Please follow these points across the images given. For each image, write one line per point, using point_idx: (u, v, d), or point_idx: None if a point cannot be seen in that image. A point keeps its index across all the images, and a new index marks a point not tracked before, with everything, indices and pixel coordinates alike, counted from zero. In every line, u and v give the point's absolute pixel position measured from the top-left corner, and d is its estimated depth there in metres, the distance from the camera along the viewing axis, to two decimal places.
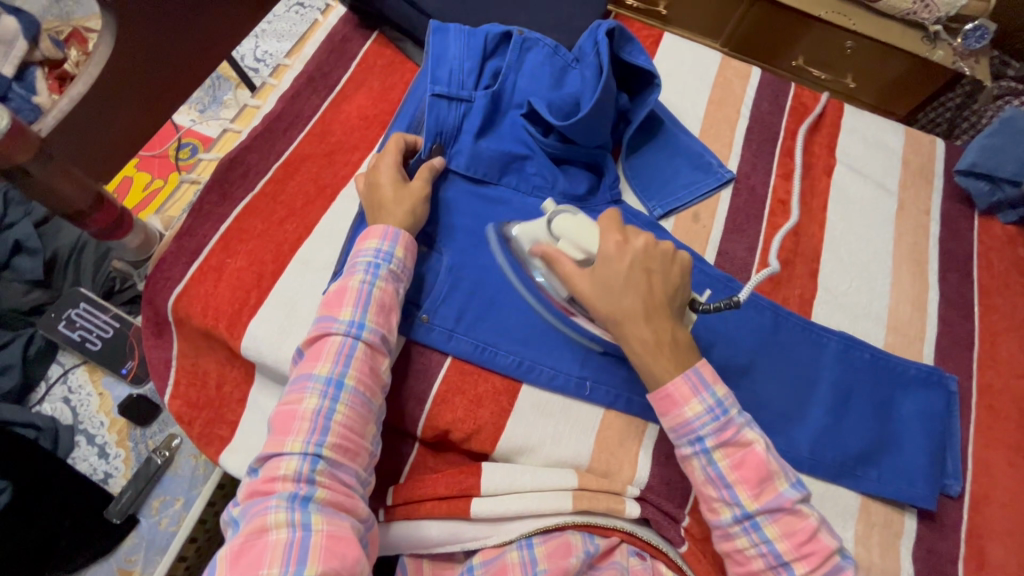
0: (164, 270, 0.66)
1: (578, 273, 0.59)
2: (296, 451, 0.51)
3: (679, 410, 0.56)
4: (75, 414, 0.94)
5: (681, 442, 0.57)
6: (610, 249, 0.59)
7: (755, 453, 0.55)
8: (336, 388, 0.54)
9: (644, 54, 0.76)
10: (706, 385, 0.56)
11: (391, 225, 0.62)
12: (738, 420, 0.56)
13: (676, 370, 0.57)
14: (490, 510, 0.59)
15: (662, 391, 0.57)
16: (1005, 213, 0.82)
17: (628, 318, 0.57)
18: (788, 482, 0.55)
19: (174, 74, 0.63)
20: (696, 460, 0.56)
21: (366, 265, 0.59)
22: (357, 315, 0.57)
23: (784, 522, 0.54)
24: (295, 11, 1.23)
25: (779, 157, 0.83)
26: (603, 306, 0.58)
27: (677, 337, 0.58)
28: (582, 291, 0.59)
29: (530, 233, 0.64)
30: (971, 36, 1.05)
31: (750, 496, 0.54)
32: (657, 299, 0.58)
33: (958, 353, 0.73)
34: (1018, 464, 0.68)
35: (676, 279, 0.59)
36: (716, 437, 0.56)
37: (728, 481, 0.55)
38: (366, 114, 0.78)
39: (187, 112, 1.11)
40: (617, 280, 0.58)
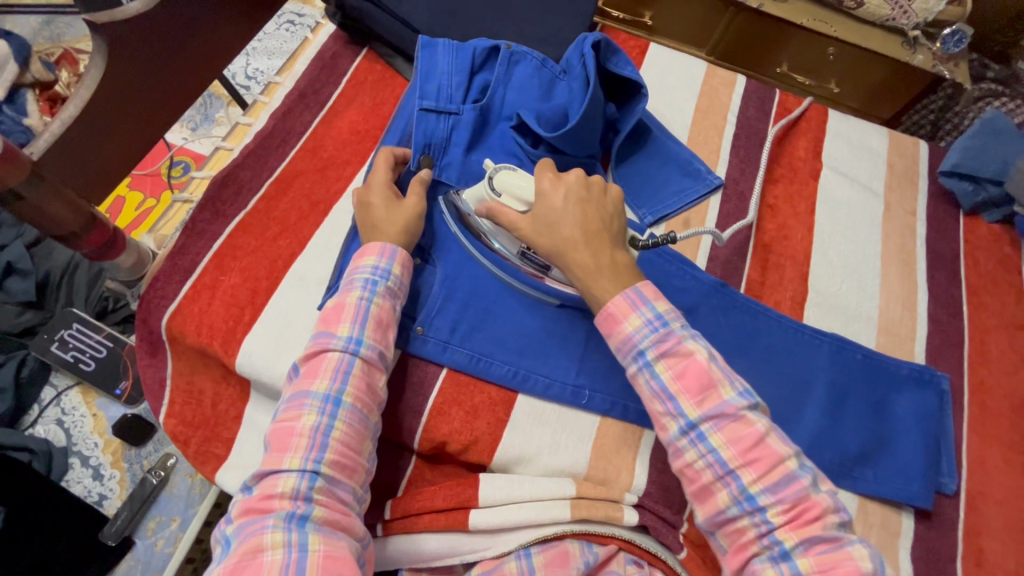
0: (158, 289, 0.66)
1: (521, 220, 0.62)
2: (295, 468, 0.51)
3: (620, 326, 0.56)
4: (69, 435, 0.93)
5: (626, 361, 0.56)
6: (546, 187, 0.62)
7: (696, 361, 0.54)
8: (334, 405, 0.54)
9: (630, 64, 0.77)
10: (646, 301, 0.56)
11: (388, 242, 0.62)
12: (680, 332, 0.55)
13: (616, 289, 0.57)
14: (488, 521, 0.59)
15: (604, 311, 0.57)
16: (990, 212, 0.83)
17: (567, 246, 0.59)
18: (733, 390, 0.53)
19: (165, 95, 0.64)
20: (641, 377, 0.55)
21: (363, 281, 0.59)
22: (355, 331, 0.58)
23: (729, 429, 0.52)
24: (286, 29, 1.24)
25: (767, 162, 0.84)
26: (546, 240, 0.60)
27: (617, 259, 0.59)
28: (523, 230, 0.61)
29: (473, 192, 0.65)
30: (949, 40, 1.09)
31: (692, 405, 0.53)
32: (593, 225, 0.60)
33: (949, 351, 0.74)
34: (1013, 460, 0.68)
35: (610, 208, 0.62)
36: (657, 349, 0.55)
37: (671, 393, 0.54)
38: (358, 129, 0.78)
39: (179, 130, 1.12)
40: (554, 214, 0.61)
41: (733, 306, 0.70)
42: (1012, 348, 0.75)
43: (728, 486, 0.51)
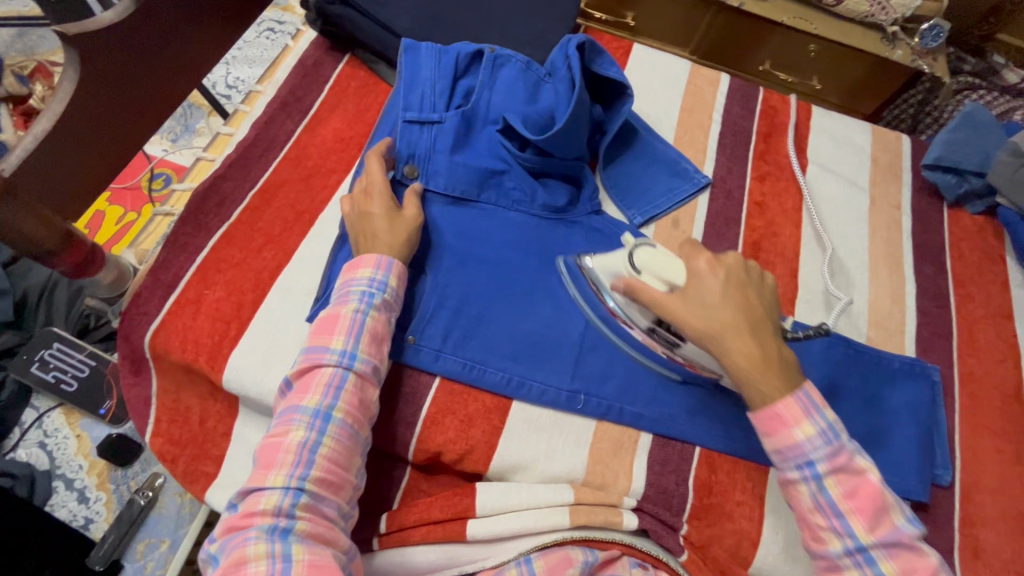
0: (140, 305, 0.64)
1: (670, 300, 0.58)
2: (278, 485, 0.50)
3: (789, 430, 0.54)
4: (52, 458, 0.90)
5: (787, 465, 0.55)
6: (701, 268, 0.59)
7: (870, 482, 0.53)
8: (323, 421, 0.53)
9: (615, 65, 0.76)
10: (817, 408, 0.54)
11: (384, 254, 0.61)
12: (849, 447, 0.54)
13: (786, 388, 0.55)
14: (486, 530, 0.58)
15: (768, 411, 0.55)
16: (974, 203, 0.84)
17: (728, 332, 0.56)
18: (904, 516, 0.53)
19: (141, 106, 0.62)
20: (805, 486, 0.54)
21: (359, 294, 0.59)
22: (349, 345, 0.56)
23: (902, 559, 0.51)
24: (266, 36, 1.23)
25: (753, 160, 0.84)
26: (701, 322, 0.57)
27: (783, 353, 0.57)
28: (672, 311, 0.58)
29: (609, 265, 0.64)
30: (928, 35, 1.10)
31: (864, 528, 0.51)
32: (755, 314, 0.58)
33: (939, 343, 0.75)
34: (1005, 450, 0.69)
35: (768, 294, 0.60)
36: (829, 462, 0.53)
37: (840, 510, 0.52)
38: (342, 136, 0.77)
39: (159, 142, 1.10)
40: (712, 297, 0.58)
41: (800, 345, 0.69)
42: (1000, 338, 0.76)
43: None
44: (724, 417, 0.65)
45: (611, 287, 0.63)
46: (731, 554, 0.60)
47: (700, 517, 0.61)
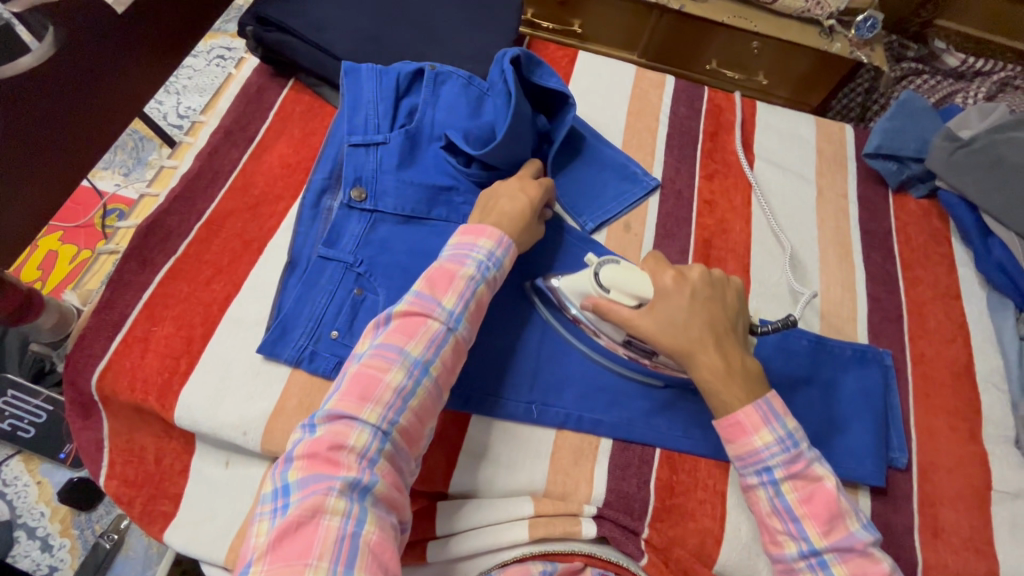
0: (85, 347, 0.63)
1: (636, 318, 0.60)
2: (370, 423, 0.50)
3: (748, 438, 0.56)
4: (12, 508, 0.89)
5: (747, 472, 0.57)
6: (668, 285, 0.61)
7: (826, 489, 0.55)
8: (421, 373, 0.54)
9: (555, 75, 0.78)
10: (777, 416, 0.57)
11: (504, 232, 0.63)
12: (808, 454, 0.56)
13: (748, 398, 0.57)
14: (442, 552, 0.59)
15: (730, 419, 0.57)
16: (917, 188, 0.86)
17: (696, 347, 0.58)
18: (858, 522, 0.55)
19: (69, 148, 0.61)
20: (763, 490, 0.56)
21: (477, 263, 0.60)
22: (458, 307, 0.57)
23: (854, 563, 0.53)
24: (216, 64, 1.29)
25: (701, 159, 0.85)
26: (669, 339, 0.59)
27: (747, 365, 0.59)
28: (642, 327, 0.60)
29: (576, 285, 0.65)
30: (863, 27, 1.13)
31: (818, 532, 0.54)
32: (723, 327, 0.60)
33: (890, 327, 0.76)
34: (959, 428, 0.70)
35: (733, 304, 0.62)
36: (786, 468, 0.55)
37: (795, 515, 0.55)
38: (288, 162, 0.77)
39: (111, 177, 1.15)
40: (679, 314, 0.60)
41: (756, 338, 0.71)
42: (949, 317, 0.77)
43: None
44: (684, 416, 0.65)
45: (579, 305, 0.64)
46: (695, 555, 0.60)
47: (662, 519, 0.61)
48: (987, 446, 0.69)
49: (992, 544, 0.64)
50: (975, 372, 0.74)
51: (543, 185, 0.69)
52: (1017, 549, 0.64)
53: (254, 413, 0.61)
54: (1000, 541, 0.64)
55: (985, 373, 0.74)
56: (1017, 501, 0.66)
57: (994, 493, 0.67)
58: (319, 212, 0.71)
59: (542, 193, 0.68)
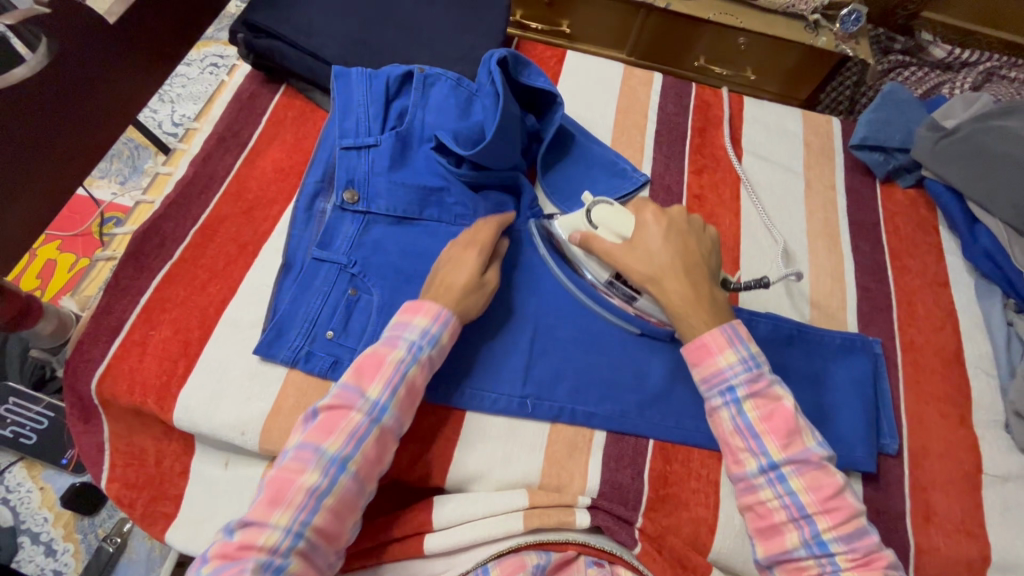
0: (84, 353, 0.64)
1: (616, 250, 0.64)
2: (280, 525, 0.51)
3: (713, 358, 0.59)
4: (16, 514, 0.91)
5: (712, 393, 0.59)
6: (648, 220, 0.65)
7: (785, 406, 0.56)
8: (338, 470, 0.54)
9: (542, 75, 0.80)
10: (740, 339, 0.59)
11: (442, 306, 0.61)
12: (769, 375, 0.58)
13: (713, 321, 0.60)
14: (442, 543, 0.60)
15: (697, 342, 0.60)
16: (904, 177, 0.87)
17: (666, 274, 0.62)
18: (814, 439, 0.56)
19: (66, 160, 0.62)
20: (726, 410, 0.58)
21: (408, 343, 0.59)
22: (384, 396, 0.57)
23: (811, 476, 0.54)
24: (210, 71, 1.30)
25: (690, 155, 0.86)
26: (643, 266, 0.63)
27: (716, 296, 0.62)
28: (620, 258, 0.64)
29: (568, 223, 0.68)
30: (847, 21, 1.14)
31: (777, 446, 0.55)
32: (694, 259, 0.63)
33: (879, 316, 0.77)
34: (949, 414, 0.71)
35: (708, 242, 0.66)
36: (748, 387, 0.57)
37: (756, 430, 0.56)
38: (281, 166, 0.78)
39: (108, 186, 1.16)
40: (655, 244, 0.63)
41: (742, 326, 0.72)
42: (938, 305, 0.78)
43: (800, 529, 0.53)
44: (677, 407, 0.66)
45: (568, 241, 0.68)
46: (689, 543, 0.61)
47: (656, 508, 0.62)
48: (977, 431, 0.70)
49: (983, 527, 0.65)
50: (964, 358, 0.75)
51: (483, 246, 0.66)
52: (1008, 531, 0.65)
53: (251, 414, 0.62)
54: (991, 524, 0.65)
55: (974, 359, 0.75)
56: (1007, 484, 0.67)
57: (985, 477, 0.67)
58: (312, 215, 0.71)
59: (483, 255, 0.65)
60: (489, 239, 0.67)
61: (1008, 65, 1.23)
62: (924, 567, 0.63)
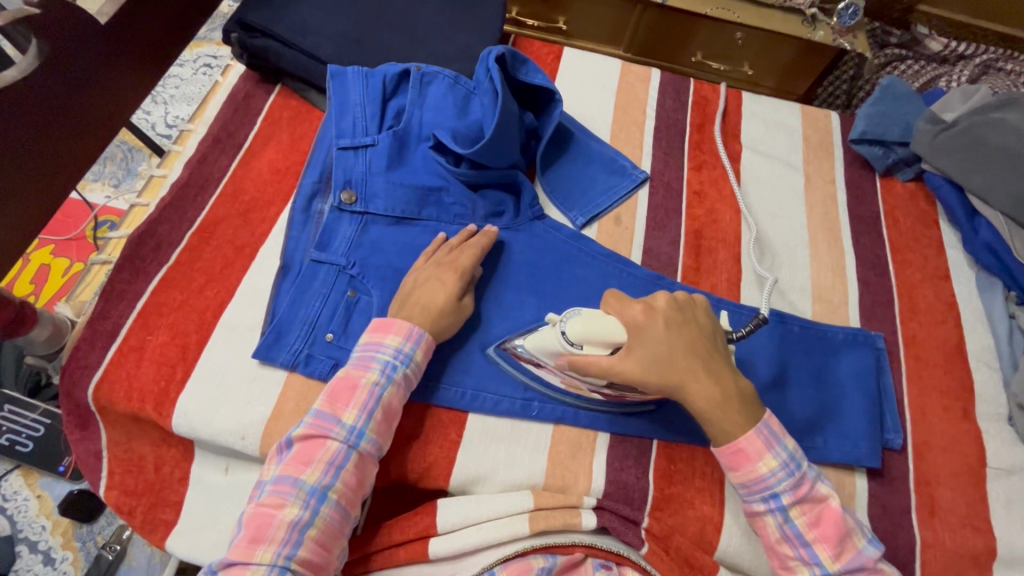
0: (80, 359, 0.63)
1: (619, 362, 0.56)
2: (265, 562, 0.51)
3: (753, 465, 0.56)
4: (14, 522, 0.90)
5: (755, 500, 0.57)
6: (639, 318, 0.58)
7: (832, 508, 0.56)
8: (318, 500, 0.54)
9: (540, 72, 0.79)
10: (777, 439, 0.57)
11: (415, 324, 0.61)
12: (810, 475, 0.57)
13: (747, 424, 0.57)
14: (447, 547, 0.59)
15: (732, 446, 0.56)
16: (904, 171, 0.87)
17: (687, 378, 0.56)
18: (864, 539, 0.56)
19: (56, 166, 0.61)
20: (772, 517, 0.56)
21: (382, 364, 0.59)
22: (360, 421, 0.57)
23: None
24: (203, 72, 1.29)
25: (689, 151, 0.86)
26: (658, 379, 0.56)
27: (741, 387, 0.58)
28: (628, 372, 0.56)
29: (545, 346, 0.60)
30: (845, 14, 1.14)
31: (830, 556, 0.54)
32: (706, 351, 0.58)
33: (881, 310, 0.77)
34: (952, 408, 0.71)
35: (707, 325, 0.60)
36: (793, 494, 0.56)
37: (806, 539, 0.55)
38: (277, 167, 0.77)
39: (101, 189, 1.15)
40: (661, 351, 0.57)
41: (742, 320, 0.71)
42: (939, 298, 0.78)
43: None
44: (681, 404, 0.66)
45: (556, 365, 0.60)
46: (696, 542, 0.61)
47: (662, 508, 0.62)
48: (981, 424, 0.70)
49: (988, 521, 0.65)
50: (966, 351, 0.74)
51: (462, 270, 0.65)
52: (1013, 524, 0.65)
53: (251, 418, 0.61)
54: (996, 517, 0.65)
55: (976, 352, 0.74)
56: (1011, 477, 0.67)
57: (989, 470, 0.67)
58: (310, 216, 0.71)
59: (461, 279, 0.64)
60: (467, 265, 0.66)
61: (1004, 57, 1.23)
62: (930, 562, 0.63)
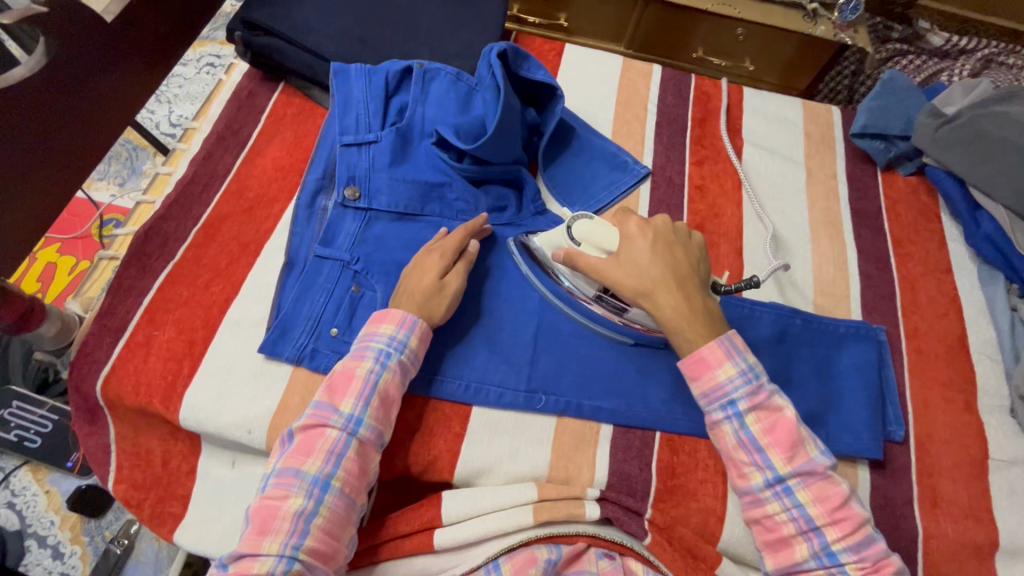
0: (89, 354, 0.64)
1: (605, 265, 0.62)
2: (272, 553, 0.51)
3: (712, 372, 0.57)
4: (22, 517, 0.91)
5: (712, 407, 0.57)
6: (632, 232, 0.63)
7: (787, 417, 0.56)
8: (322, 489, 0.54)
9: (542, 68, 0.79)
10: (738, 351, 0.57)
11: (408, 312, 0.62)
12: (768, 387, 0.57)
13: (710, 334, 0.58)
14: (451, 539, 0.59)
15: (694, 355, 0.58)
16: (904, 166, 0.87)
17: (658, 288, 0.59)
18: (817, 448, 0.56)
19: (65, 163, 0.62)
20: (728, 425, 0.56)
21: (376, 352, 0.59)
22: (357, 409, 0.57)
23: (817, 487, 0.54)
24: (206, 71, 1.30)
25: (690, 145, 0.86)
26: (632, 281, 0.60)
27: (709, 306, 0.60)
28: (607, 273, 0.62)
29: (551, 240, 0.67)
30: (846, 9, 1.14)
31: (781, 460, 0.55)
32: (684, 269, 0.61)
33: (883, 304, 0.77)
34: (954, 400, 0.71)
35: (697, 251, 0.64)
36: (749, 401, 0.56)
37: (760, 445, 0.55)
38: (281, 164, 0.77)
39: (107, 188, 1.16)
40: (642, 257, 0.61)
41: (743, 309, 0.72)
42: (941, 292, 0.78)
43: (809, 541, 0.54)
44: (684, 396, 0.66)
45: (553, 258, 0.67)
46: (698, 533, 0.62)
47: (665, 499, 0.62)
48: (982, 416, 0.70)
49: (990, 512, 0.65)
50: (968, 344, 0.75)
51: (446, 250, 0.65)
52: (1015, 514, 0.65)
53: (258, 412, 0.62)
54: (999, 508, 0.65)
55: (978, 345, 0.75)
56: (1013, 468, 0.67)
57: (991, 462, 0.68)
58: (314, 212, 0.71)
59: (444, 259, 0.65)
60: (454, 246, 0.66)
61: (1006, 51, 1.23)
62: (933, 552, 0.63)
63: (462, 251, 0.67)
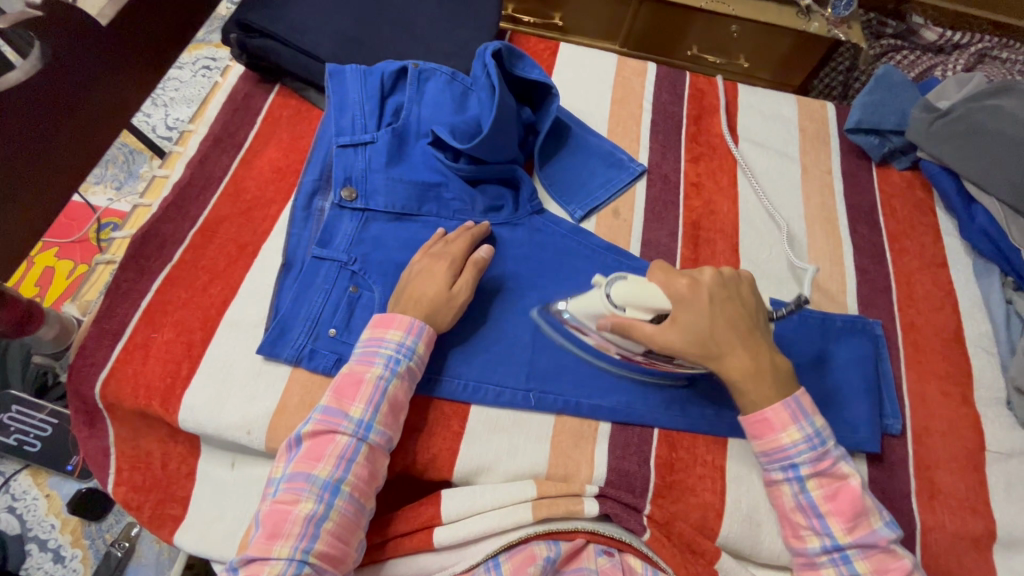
0: (87, 356, 0.64)
1: (661, 332, 0.57)
2: (283, 556, 0.52)
3: (776, 434, 0.58)
4: (23, 521, 0.91)
5: (772, 466, 0.59)
6: (685, 291, 0.58)
7: (852, 486, 0.56)
8: (332, 494, 0.55)
9: (536, 67, 0.80)
10: (806, 415, 0.58)
11: (414, 317, 0.62)
12: (835, 453, 0.58)
13: (777, 396, 0.58)
14: (452, 537, 0.60)
15: (757, 415, 0.58)
16: (900, 160, 0.87)
17: (727, 350, 0.58)
18: (882, 520, 0.56)
19: (67, 158, 0.63)
20: (788, 486, 0.58)
21: (386, 359, 0.60)
22: (367, 414, 0.58)
23: (876, 559, 0.55)
24: (202, 74, 1.30)
25: (686, 143, 0.86)
26: (697, 350, 0.57)
27: (775, 361, 0.59)
28: (666, 341, 0.57)
29: (588, 306, 0.61)
30: (839, 5, 1.15)
31: (842, 529, 0.56)
32: (746, 327, 0.59)
33: (879, 297, 0.77)
34: (951, 392, 0.71)
35: (752, 301, 0.61)
36: (812, 466, 0.57)
37: (819, 510, 0.57)
38: (278, 165, 0.78)
39: (104, 192, 1.17)
40: (703, 321, 0.57)
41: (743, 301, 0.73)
42: (937, 286, 0.78)
43: None
44: (676, 396, 0.66)
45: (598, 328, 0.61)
46: (697, 528, 0.62)
47: (664, 495, 0.62)
48: (979, 408, 0.70)
49: (988, 503, 0.65)
50: (964, 336, 0.75)
51: (452, 258, 0.66)
52: (1013, 507, 0.65)
53: (257, 413, 0.62)
54: (996, 501, 0.66)
55: (974, 337, 0.75)
56: (1010, 460, 0.68)
57: (989, 454, 0.68)
58: (310, 213, 0.71)
59: (453, 268, 0.65)
60: (459, 251, 0.67)
61: (998, 46, 1.24)
62: (930, 545, 0.64)
63: (467, 257, 0.67)
